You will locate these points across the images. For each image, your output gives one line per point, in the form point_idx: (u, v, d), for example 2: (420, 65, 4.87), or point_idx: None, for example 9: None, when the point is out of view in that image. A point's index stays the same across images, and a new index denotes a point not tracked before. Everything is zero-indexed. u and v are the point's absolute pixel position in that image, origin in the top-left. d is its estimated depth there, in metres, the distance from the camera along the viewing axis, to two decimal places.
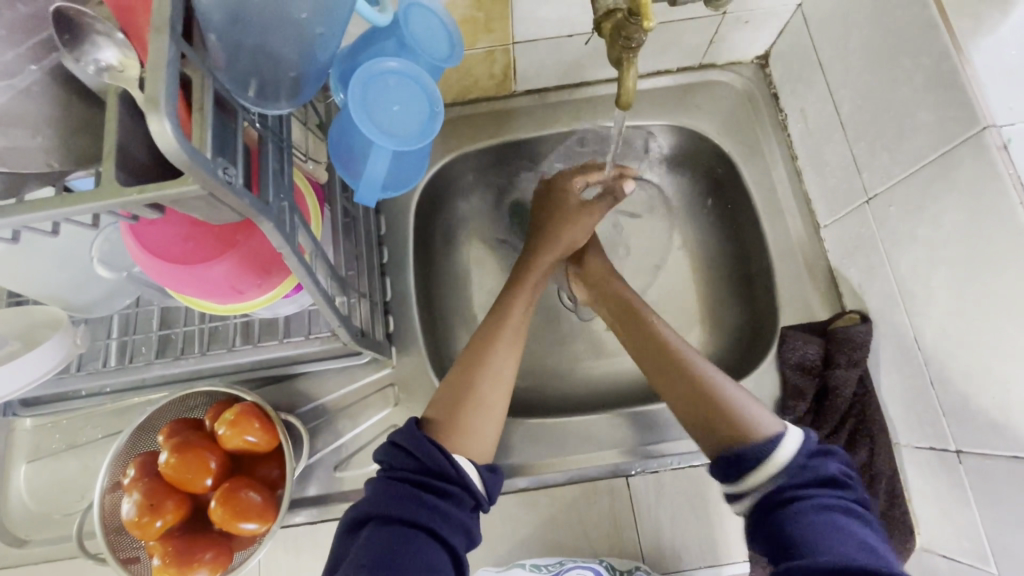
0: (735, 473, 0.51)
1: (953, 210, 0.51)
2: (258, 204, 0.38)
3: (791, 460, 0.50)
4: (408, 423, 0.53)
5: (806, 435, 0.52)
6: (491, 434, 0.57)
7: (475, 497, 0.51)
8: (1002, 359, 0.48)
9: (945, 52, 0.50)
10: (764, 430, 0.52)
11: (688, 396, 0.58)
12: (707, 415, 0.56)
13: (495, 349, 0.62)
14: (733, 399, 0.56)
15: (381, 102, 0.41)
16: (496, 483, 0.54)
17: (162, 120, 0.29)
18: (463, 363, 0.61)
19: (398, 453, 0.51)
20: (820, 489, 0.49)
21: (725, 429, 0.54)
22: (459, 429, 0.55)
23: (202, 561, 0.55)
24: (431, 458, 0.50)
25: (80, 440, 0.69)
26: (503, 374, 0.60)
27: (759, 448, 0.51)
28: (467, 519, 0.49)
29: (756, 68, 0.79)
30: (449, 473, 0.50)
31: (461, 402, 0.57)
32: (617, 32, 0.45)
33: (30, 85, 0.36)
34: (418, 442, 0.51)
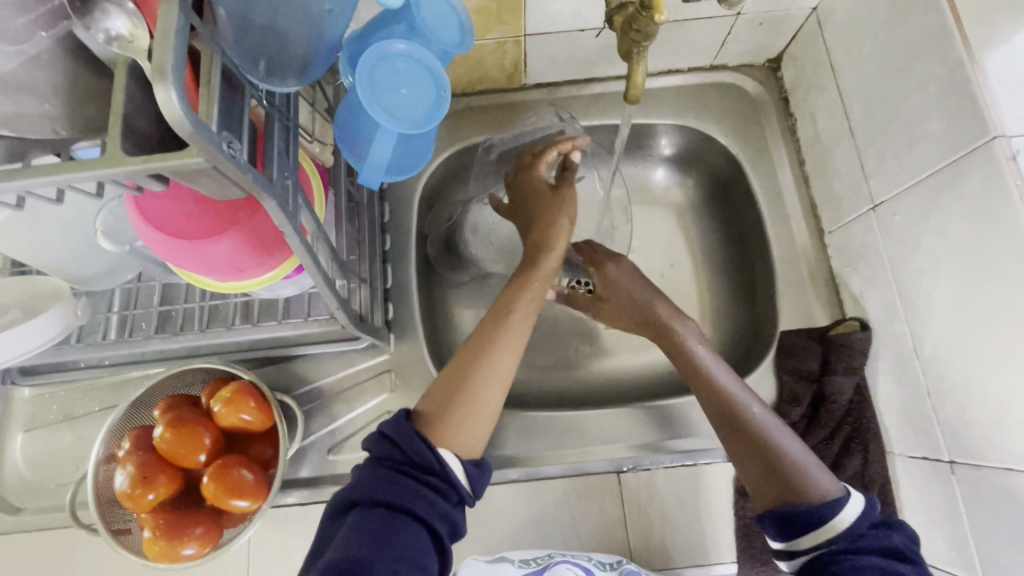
0: (793, 532, 0.49)
1: (960, 221, 0.51)
2: (262, 180, 0.38)
3: (853, 527, 0.48)
4: (396, 414, 0.53)
5: (865, 506, 0.49)
6: (483, 431, 0.54)
7: (457, 493, 0.50)
8: (1002, 372, 0.48)
9: (959, 61, 0.50)
10: (826, 491, 0.50)
11: (740, 439, 0.55)
12: (763, 469, 0.53)
13: (498, 346, 0.57)
14: (793, 457, 0.53)
15: (389, 85, 0.41)
16: (481, 479, 0.52)
17: (168, 90, 0.29)
18: (463, 354, 0.58)
19: (383, 444, 0.51)
20: (884, 560, 0.46)
21: (777, 483, 0.52)
22: (452, 426, 0.53)
23: (192, 536, 0.56)
24: (418, 451, 0.50)
25: (77, 411, 0.69)
26: (502, 371, 0.57)
27: (822, 511, 0.48)
28: (450, 512, 0.48)
29: (767, 71, 0.79)
30: (434, 466, 0.49)
31: (456, 396, 0.54)
32: (628, 25, 0.45)
33: (40, 52, 0.36)
34: (405, 434, 0.50)
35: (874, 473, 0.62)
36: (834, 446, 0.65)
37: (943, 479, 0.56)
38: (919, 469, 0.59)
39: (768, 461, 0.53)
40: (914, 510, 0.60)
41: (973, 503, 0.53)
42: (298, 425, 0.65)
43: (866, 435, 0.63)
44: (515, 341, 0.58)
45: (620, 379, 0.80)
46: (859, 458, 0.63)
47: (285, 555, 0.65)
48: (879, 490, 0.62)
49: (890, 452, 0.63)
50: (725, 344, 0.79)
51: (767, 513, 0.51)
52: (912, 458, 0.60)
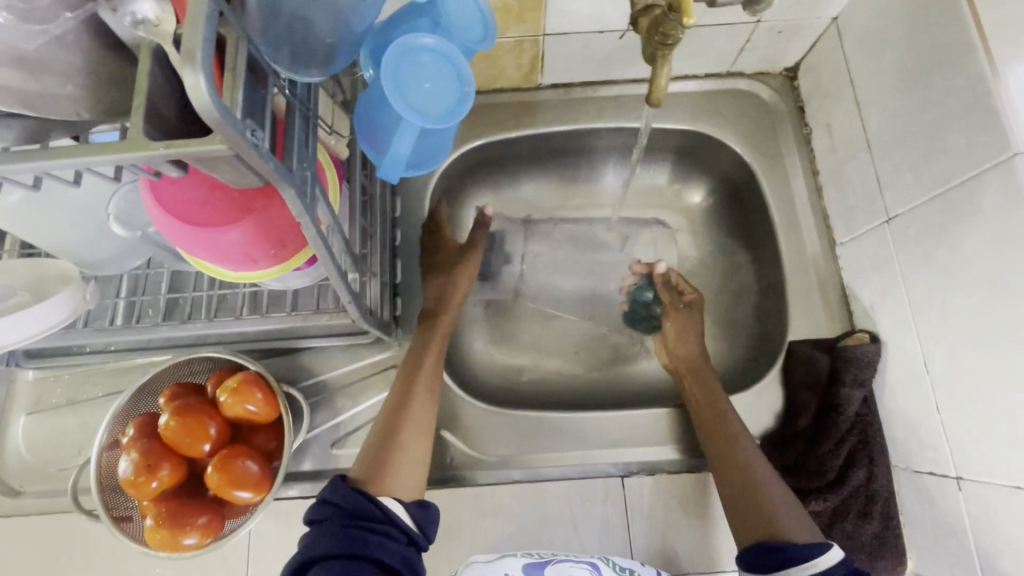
0: (773, 563, 0.50)
1: (976, 236, 0.51)
2: (282, 170, 0.38)
3: (832, 568, 0.47)
4: (331, 479, 0.51)
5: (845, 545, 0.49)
6: (417, 476, 0.56)
7: (407, 533, 0.49)
8: (1013, 389, 0.48)
9: (982, 76, 0.49)
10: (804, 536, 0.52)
11: (735, 476, 0.59)
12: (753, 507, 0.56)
13: (414, 396, 0.61)
14: (780, 499, 0.56)
15: (413, 79, 0.40)
16: (430, 519, 0.52)
17: (197, 75, 0.29)
18: (386, 408, 0.61)
19: (323, 508, 0.49)
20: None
21: (761, 521, 0.55)
22: (387, 475, 0.54)
23: (194, 525, 0.55)
24: (358, 504, 0.48)
25: (82, 396, 0.69)
26: (424, 417, 0.60)
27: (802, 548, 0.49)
28: (405, 552, 0.47)
29: (784, 79, 0.79)
30: (378, 515, 0.48)
31: (387, 449, 0.56)
32: (654, 28, 0.44)
33: (64, 33, 0.35)
34: (341, 490, 0.49)
35: (878, 486, 0.62)
36: (840, 456, 0.63)
37: (948, 494, 0.56)
38: (924, 484, 0.59)
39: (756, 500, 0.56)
40: (918, 524, 0.60)
41: (979, 519, 0.53)
42: (303, 417, 0.65)
43: (872, 448, 0.63)
44: (428, 388, 0.62)
45: (625, 383, 0.80)
46: (865, 470, 0.62)
47: (285, 547, 0.65)
48: (883, 503, 0.62)
49: (894, 466, 0.63)
50: (732, 351, 0.79)
51: (752, 546, 0.53)
52: (918, 473, 0.60)
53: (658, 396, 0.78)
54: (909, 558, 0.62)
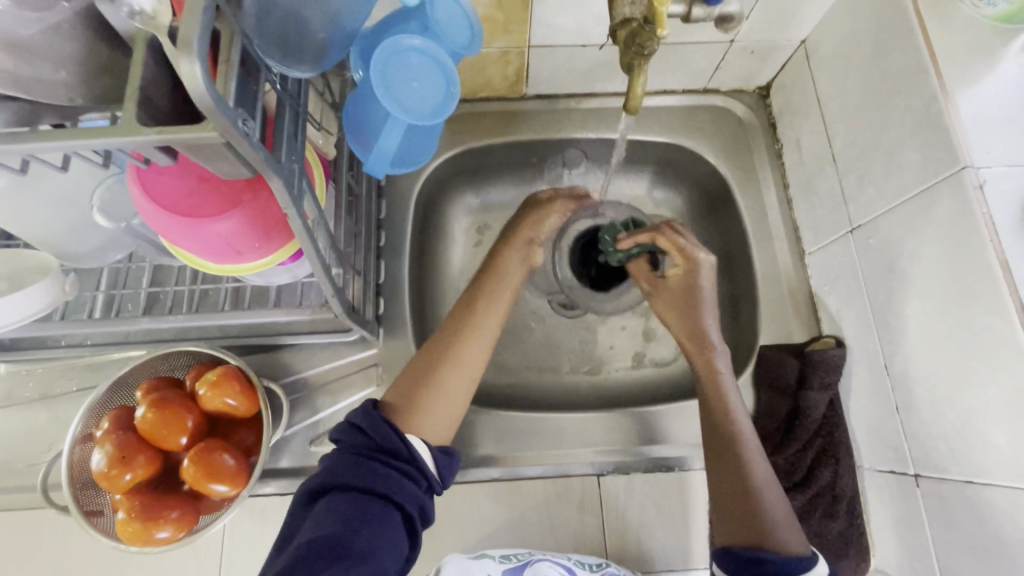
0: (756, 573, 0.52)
1: (930, 244, 0.54)
2: (272, 161, 0.39)
3: None
4: (364, 405, 0.53)
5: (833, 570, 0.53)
6: (449, 418, 0.56)
7: (426, 478, 0.50)
8: (965, 388, 0.51)
9: (933, 96, 0.53)
10: (794, 549, 0.53)
11: (736, 477, 0.57)
12: (748, 513, 0.55)
13: (467, 341, 0.59)
14: (774, 507, 0.56)
15: (400, 78, 0.42)
16: (450, 466, 0.53)
17: (193, 64, 0.30)
18: (436, 342, 0.59)
19: (353, 433, 0.51)
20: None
21: (753, 530, 0.54)
22: (418, 413, 0.54)
23: (168, 519, 0.55)
24: (385, 439, 0.50)
25: (55, 390, 0.68)
26: (472, 364, 0.58)
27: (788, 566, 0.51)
28: (420, 497, 0.49)
29: (757, 97, 0.83)
30: (402, 454, 0.50)
31: (422, 386, 0.56)
32: (631, 39, 0.47)
33: (61, 22, 0.36)
34: (374, 421, 0.50)
35: (843, 486, 0.64)
36: (807, 457, 0.66)
37: (907, 491, 0.58)
38: (885, 483, 0.61)
39: (752, 505, 0.56)
40: (880, 522, 0.62)
41: (935, 512, 0.55)
42: (282, 413, 0.65)
43: (838, 449, 0.65)
44: (484, 336, 0.60)
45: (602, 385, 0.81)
46: (831, 471, 0.65)
47: (259, 545, 0.64)
48: (847, 501, 0.64)
49: (859, 466, 0.65)
50: None
51: (735, 550, 0.54)
52: (881, 472, 0.62)
53: (634, 400, 0.79)
54: (874, 556, 0.63)
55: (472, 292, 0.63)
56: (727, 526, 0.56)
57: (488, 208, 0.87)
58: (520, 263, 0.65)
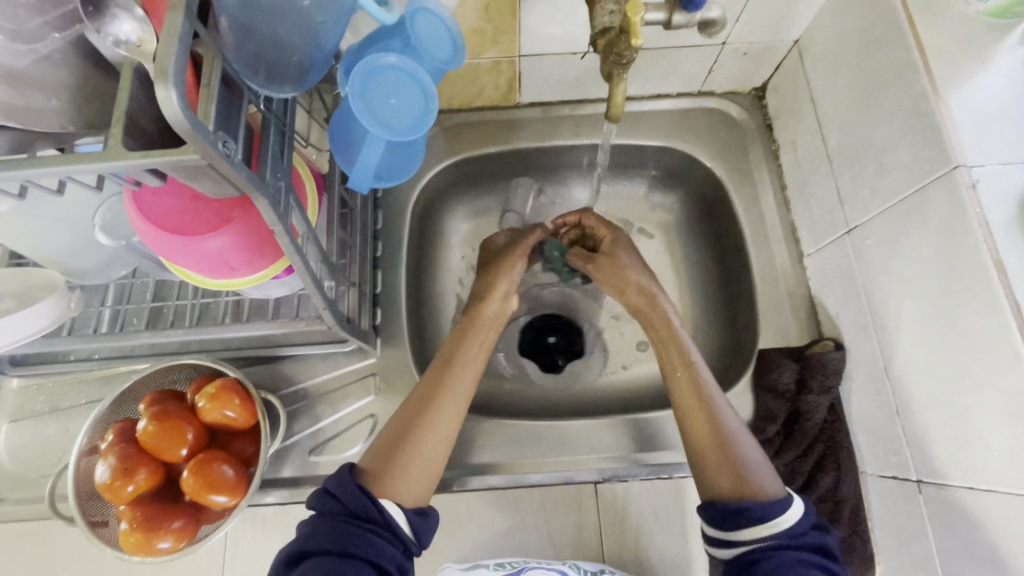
0: (737, 522, 0.52)
1: (924, 245, 0.53)
2: (255, 180, 0.40)
3: (792, 527, 0.51)
4: (340, 470, 0.54)
5: (808, 508, 0.53)
6: (426, 481, 0.56)
7: (402, 540, 0.51)
8: (963, 392, 0.50)
9: (923, 94, 0.52)
10: (770, 492, 0.53)
11: (711, 442, 0.57)
12: (727, 466, 0.55)
13: (445, 395, 0.60)
14: (751, 456, 0.56)
15: (380, 96, 0.43)
16: (426, 525, 0.54)
17: (169, 90, 0.31)
18: (410, 404, 0.60)
19: (327, 499, 0.52)
20: (815, 556, 0.50)
21: (732, 480, 0.54)
22: (395, 472, 0.54)
23: (169, 529, 0.56)
24: (358, 502, 0.51)
25: (64, 404, 0.70)
26: (449, 420, 0.59)
27: (765, 509, 0.51)
28: (398, 556, 0.49)
29: (753, 99, 0.82)
30: (375, 517, 0.50)
31: (400, 446, 0.56)
32: (609, 49, 0.47)
33: (52, 52, 0.38)
34: (346, 486, 0.52)
35: (846, 492, 0.62)
36: (807, 462, 0.65)
37: (908, 497, 0.57)
38: (887, 488, 0.60)
39: (728, 458, 0.56)
40: (884, 529, 0.61)
41: (937, 520, 0.54)
42: (280, 424, 0.66)
43: (839, 453, 0.64)
44: (461, 392, 0.61)
45: (602, 390, 0.81)
46: (833, 476, 0.63)
47: (259, 555, 0.65)
48: (850, 508, 0.62)
49: (861, 472, 0.64)
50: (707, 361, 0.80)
51: (715, 502, 0.54)
52: (883, 478, 0.60)
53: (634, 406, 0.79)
54: (878, 565, 0.62)
55: (448, 349, 0.64)
56: (707, 481, 0.56)
57: (485, 216, 0.88)
58: (493, 321, 0.67)
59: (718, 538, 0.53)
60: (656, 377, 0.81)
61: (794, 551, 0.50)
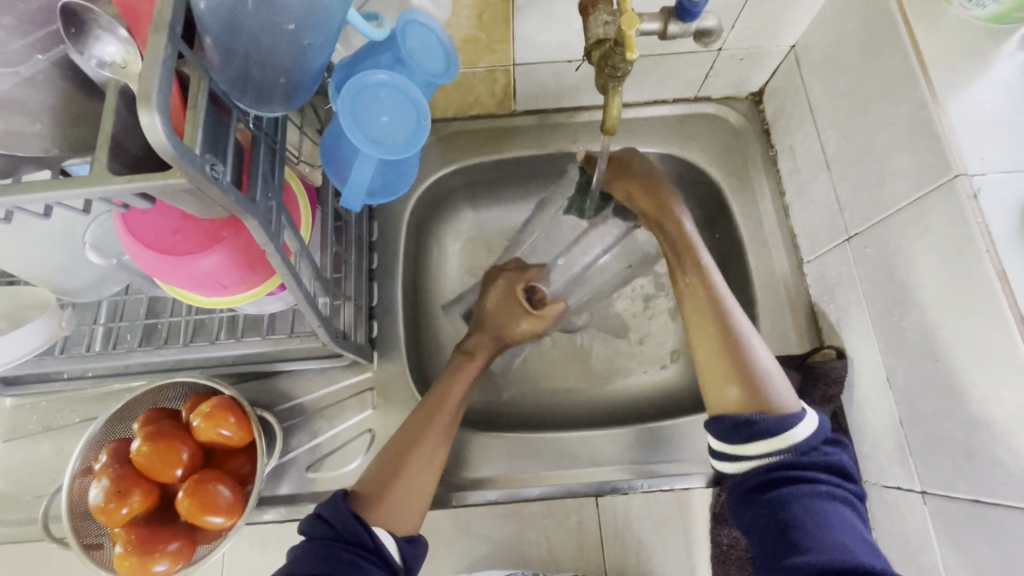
0: (748, 434, 0.53)
1: (926, 253, 0.52)
2: (245, 202, 0.39)
3: (804, 440, 0.52)
4: (334, 494, 0.53)
5: (821, 419, 0.54)
6: (417, 510, 0.57)
7: (392, 566, 0.50)
8: (967, 403, 0.49)
9: (922, 101, 0.52)
10: (784, 408, 0.54)
11: (721, 354, 0.58)
12: (736, 379, 0.57)
13: (433, 435, 0.61)
14: (766, 367, 0.57)
15: (371, 114, 0.42)
16: (415, 555, 0.54)
17: (153, 114, 0.31)
18: (399, 437, 0.60)
19: (319, 524, 0.51)
20: (827, 473, 0.52)
21: (741, 394, 0.56)
22: (384, 505, 0.54)
23: (164, 552, 0.55)
24: (349, 528, 0.50)
25: (58, 422, 0.69)
26: (435, 457, 0.60)
27: (777, 423, 0.52)
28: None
29: (750, 103, 0.82)
30: (368, 543, 0.50)
31: (389, 479, 0.56)
32: (604, 61, 0.46)
33: (35, 74, 0.37)
34: (340, 513, 0.51)
35: None
36: None
37: (914, 508, 0.56)
38: (892, 499, 0.59)
39: (740, 368, 0.57)
40: (889, 540, 0.60)
41: (943, 532, 0.53)
42: (276, 441, 0.65)
43: None
44: (445, 431, 0.62)
45: (601, 400, 0.80)
46: None
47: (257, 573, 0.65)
48: None
49: (865, 481, 0.63)
50: None
51: (719, 416, 0.55)
52: (888, 488, 0.60)
53: (635, 416, 0.78)
54: None
55: (437, 389, 0.65)
56: (716, 393, 0.57)
57: (482, 225, 0.87)
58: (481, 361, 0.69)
59: (725, 453, 0.54)
60: (656, 385, 0.81)
61: (806, 471, 0.51)
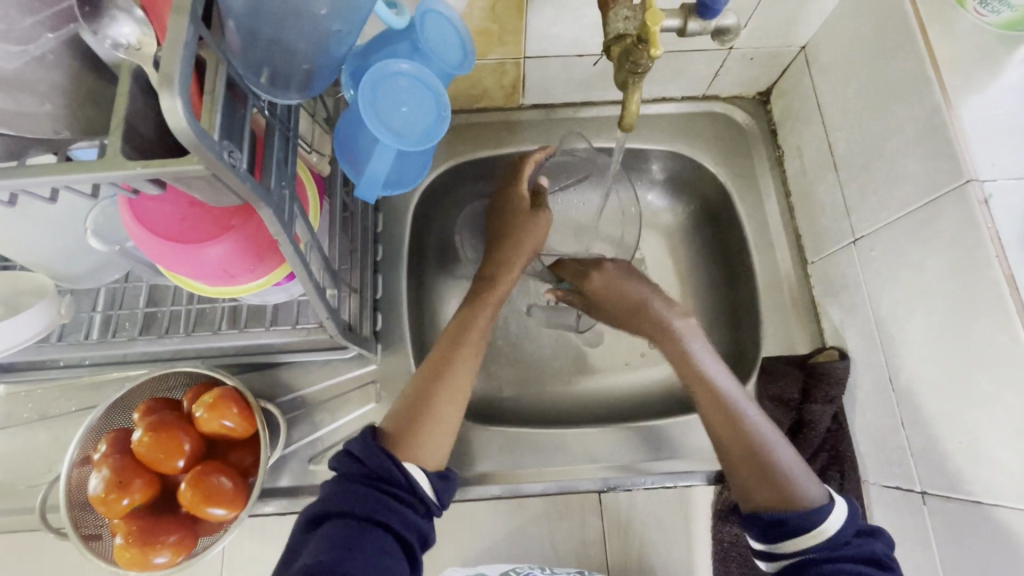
0: (780, 533, 0.53)
1: (934, 257, 0.53)
2: (260, 190, 0.38)
3: (836, 534, 0.52)
4: (362, 432, 0.53)
5: (853, 512, 0.54)
6: (446, 445, 0.56)
7: (424, 505, 0.51)
8: (971, 406, 0.50)
9: (935, 106, 0.52)
10: (812, 499, 0.54)
11: (746, 449, 0.57)
12: (762, 477, 0.56)
13: (455, 366, 0.60)
14: (788, 463, 0.56)
15: (391, 103, 0.42)
16: (448, 489, 0.54)
17: (174, 98, 0.30)
18: (424, 370, 0.60)
19: (350, 460, 0.51)
20: (862, 565, 0.50)
21: (772, 492, 0.55)
22: (415, 445, 0.54)
23: (165, 543, 0.55)
24: (381, 466, 0.50)
25: (53, 411, 0.68)
26: (461, 389, 0.59)
27: (807, 517, 0.52)
28: (420, 524, 0.49)
29: (757, 103, 0.82)
30: (403, 483, 0.51)
31: (417, 416, 0.56)
32: (624, 57, 0.46)
33: (45, 53, 0.35)
34: (373, 451, 0.51)
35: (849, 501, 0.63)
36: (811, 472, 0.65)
37: (913, 508, 0.57)
38: (891, 499, 0.60)
39: (763, 465, 0.56)
40: None
41: (942, 532, 0.54)
42: (279, 432, 0.64)
43: (843, 463, 0.64)
44: (468, 364, 0.61)
45: (603, 397, 0.80)
46: (836, 486, 0.64)
47: (258, 566, 0.64)
48: None
49: (864, 481, 0.64)
50: None
51: (755, 513, 0.55)
52: (886, 487, 0.61)
53: (639, 412, 0.78)
54: None
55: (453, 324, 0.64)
56: (745, 492, 0.56)
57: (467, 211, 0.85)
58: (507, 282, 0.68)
59: (765, 550, 0.54)
60: (658, 382, 0.81)
61: (837, 563, 0.50)
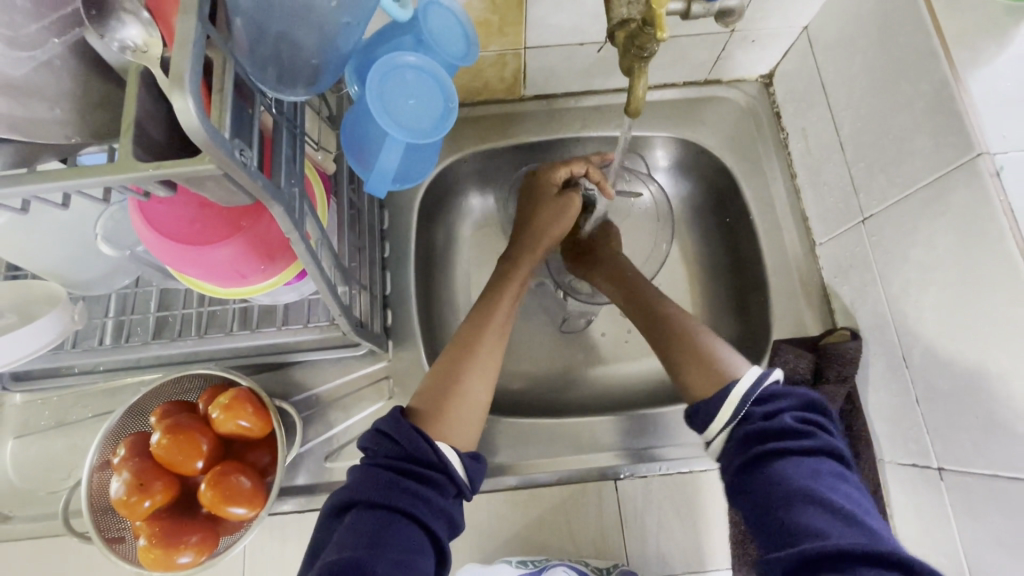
0: (703, 422, 0.56)
1: (945, 233, 0.53)
2: (271, 188, 0.38)
3: (742, 401, 0.54)
4: (391, 411, 0.54)
5: (761, 375, 0.55)
6: (474, 426, 0.57)
7: (456, 485, 0.51)
8: (986, 380, 0.50)
9: (944, 80, 0.52)
10: (732, 373, 0.57)
11: (680, 342, 0.63)
12: (693, 365, 0.60)
13: (482, 347, 0.61)
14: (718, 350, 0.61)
15: (399, 97, 0.42)
16: (478, 471, 0.54)
17: (185, 98, 0.30)
18: (451, 352, 0.61)
19: (380, 439, 0.52)
20: (780, 440, 0.51)
21: (707, 381, 0.58)
22: (447, 420, 0.55)
23: (188, 543, 0.55)
24: (413, 446, 0.50)
25: (70, 418, 0.68)
26: (489, 366, 0.60)
27: (717, 392, 0.56)
28: (447, 507, 0.49)
29: (760, 86, 0.81)
30: (432, 461, 0.50)
31: (448, 395, 0.57)
32: (630, 41, 0.46)
33: (52, 59, 0.35)
34: (401, 429, 0.51)
35: None
36: None
37: (930, 485, 0.57)
38: (909, 477, 0.60)
39: (694, 352, 0.61)
40: (904, 514, 0.61)
41: (960, 507, 0.54)
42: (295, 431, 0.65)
43: (858, 443, 0.64)
44: (496, 347, 0.62)
45: (614, 386, 0.80)
46: None
47: (280, 563, 0.65)
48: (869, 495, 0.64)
49: (880, 459, 0.64)
50: None
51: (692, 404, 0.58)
52: (903, 466, 0.61)
53: (651, 399, 0.78)
54: None
55: (480, 308, 0.65)
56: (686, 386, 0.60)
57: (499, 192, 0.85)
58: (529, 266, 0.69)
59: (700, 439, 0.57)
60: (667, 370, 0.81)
61: (758, 448, 0.52)
